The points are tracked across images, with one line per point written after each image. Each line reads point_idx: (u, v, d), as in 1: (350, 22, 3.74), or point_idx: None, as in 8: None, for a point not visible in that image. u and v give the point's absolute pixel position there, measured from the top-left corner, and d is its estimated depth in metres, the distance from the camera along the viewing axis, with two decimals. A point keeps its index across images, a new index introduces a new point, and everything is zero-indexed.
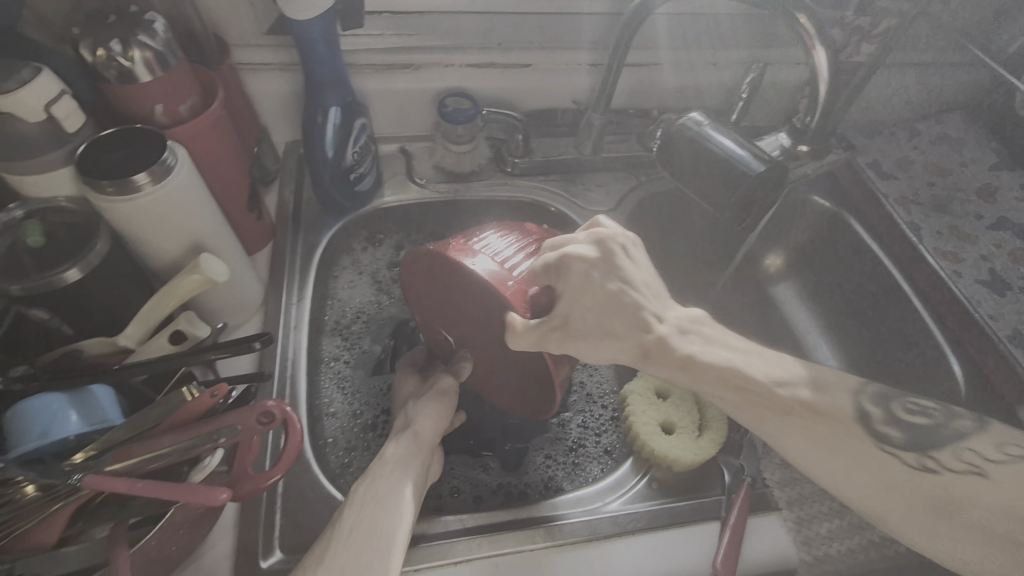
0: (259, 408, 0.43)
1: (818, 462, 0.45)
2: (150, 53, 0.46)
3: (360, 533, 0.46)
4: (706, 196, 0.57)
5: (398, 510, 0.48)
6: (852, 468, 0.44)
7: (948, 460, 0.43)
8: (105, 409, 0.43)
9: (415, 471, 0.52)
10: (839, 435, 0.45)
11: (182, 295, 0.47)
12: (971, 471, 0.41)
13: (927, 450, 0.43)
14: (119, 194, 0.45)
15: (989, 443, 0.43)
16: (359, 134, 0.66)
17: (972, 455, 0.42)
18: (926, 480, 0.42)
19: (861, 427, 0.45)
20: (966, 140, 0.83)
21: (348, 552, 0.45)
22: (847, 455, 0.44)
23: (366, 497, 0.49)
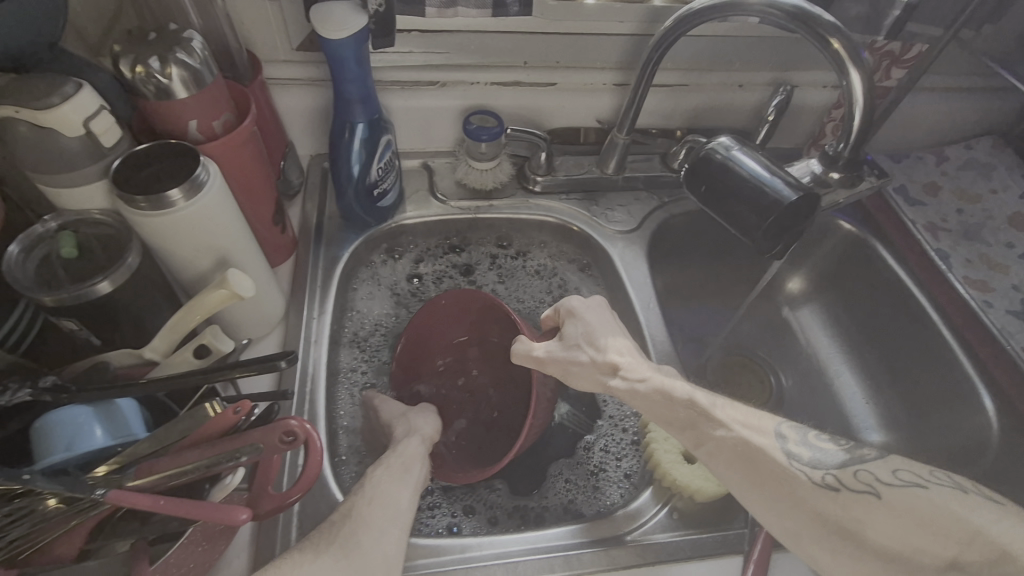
0: (281, 427, 0.43)
1: (739, 477, 0.46)
2: (188, 71, 0.47)
3: (378, 504, 0.48)
4: (735, 221, 0.56)
5: (408, 495, 0.50)
6: (772, 487, 0.45)
7: (847, 479, 0.45)
8: (129, 423, 0.43)
9: (420, 469, 0.54)
10: (759, 456, 0.46)
11: (207, 308, 0.47)
12: (866, 491, 0.43)
13: (830, 468, 0.45)
14: (152, 209, 0.46)
15: (887, 469, 0.45)
16: (384, 150, 0.66)
17: (867, 476, 0.45)
18: (832, 499, 0.44)
19: (778, 449, 0.47)
20: (996, 166, 0.81)
21: (369, 517, 0.47)
22: (763, 474, 0.46)
23: (381, 479, 0.51)
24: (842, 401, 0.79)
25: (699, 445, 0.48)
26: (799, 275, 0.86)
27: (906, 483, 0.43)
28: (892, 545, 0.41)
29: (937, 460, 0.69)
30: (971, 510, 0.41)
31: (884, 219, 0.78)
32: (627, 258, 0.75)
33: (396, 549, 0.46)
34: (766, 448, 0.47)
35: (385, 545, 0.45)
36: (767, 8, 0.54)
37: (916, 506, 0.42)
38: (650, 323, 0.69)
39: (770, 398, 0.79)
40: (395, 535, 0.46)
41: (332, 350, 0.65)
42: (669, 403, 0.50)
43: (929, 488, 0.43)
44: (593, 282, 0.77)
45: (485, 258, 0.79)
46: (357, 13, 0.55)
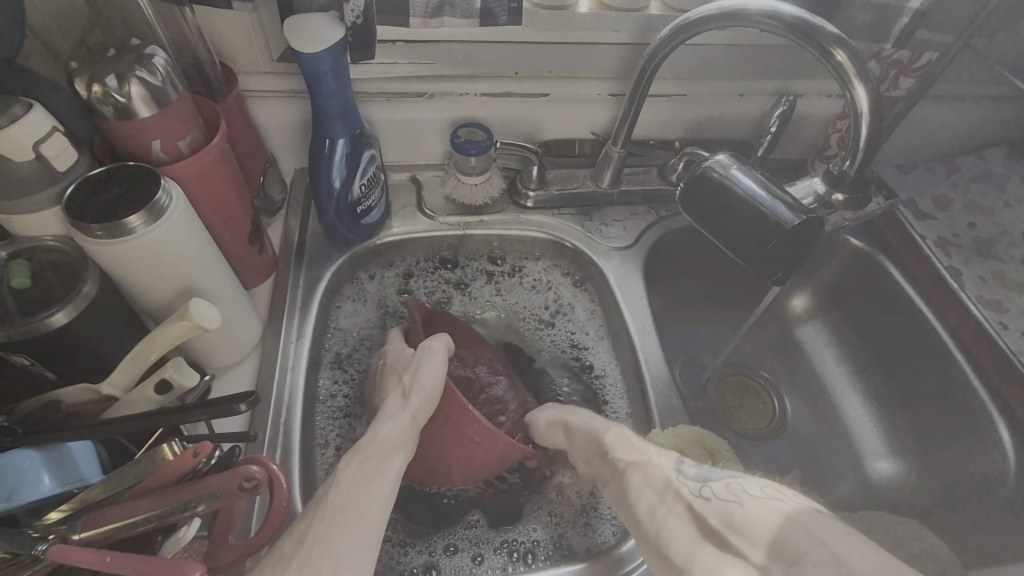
0: (241, 473, 0.39)
1: (636, 499, 0.47)
2: (148, 89, 0.44)
3: (343, 513, 0.44)
4: (735, 243, 0.53)
5: (384, 500, 0.47)
6: (660, 503, 0.45)
7: (721, 490, 0.44)
8: (82, 467, 0.40)
9: (401, 458, 0.50)
10: (650, 474, 0.48)
11: (170, 341, 0.44)
12: (732, 500, 0.43)
13: (708, 481, 0.45)
14: (109, 236, 0.43)
15: (755, 484, 0.44)
16: (367, 165, 0.63)
17: (738, 487, 0.44)
18: (704, 511, 0.43)
19: (669, 467, 0.47)
20: (1010, 178, 0.77)
21: (341, 525, 0.43)
22: (653, 492, 0.46)
23: (364, 474, 0.47)
24: (849, 426, 0.75)
25: (612, 472, 0.51)
26: (805, 292, 0.83)
27: (769, 496, 0.43)
28: (755, 552, 0.39)
29: (948, 492, 0.65)
30: (833, 533, 0.38)
31: (893, 235, 0.75)
32: (622, 276, 0.71)
33: (365, 557, 0.42)
34: (660, 468, 0.48)
35: (352, 557, 0.42)
36: (767, 18, 0.51)
37: (778, 523, 0.40)
38: (646, 346, 0.66)
39: (772, 422, 0.77)
40: (367, 546, 0.43)
41: (311, 373, 0.62)
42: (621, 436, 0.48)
43: (798, 507, 0.41)
44: (587, 299, 0.74)
45: (480, 274, 0.75)
46: (334, 25, 0.52)
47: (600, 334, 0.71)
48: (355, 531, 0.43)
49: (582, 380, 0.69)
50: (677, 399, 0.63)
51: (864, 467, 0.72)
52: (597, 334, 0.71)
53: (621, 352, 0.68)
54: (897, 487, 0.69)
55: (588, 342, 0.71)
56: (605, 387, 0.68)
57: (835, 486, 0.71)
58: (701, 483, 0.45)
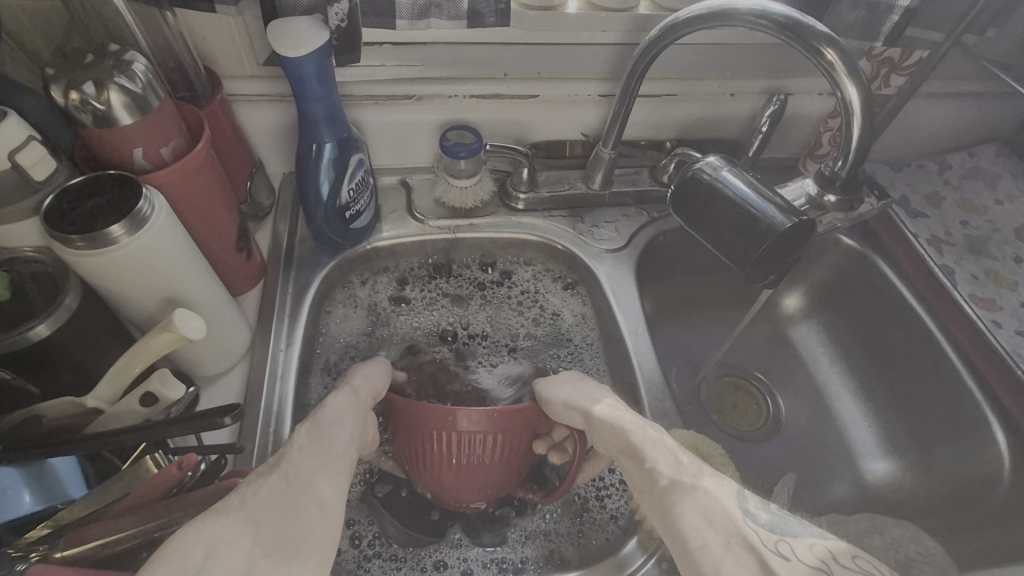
0: (226, 486, 0.41)
1: (686, 525, 0.39)
2: (129, 96, 0.43)
3: (295, 472, 0.39)
4: (727, 246, 0.52)
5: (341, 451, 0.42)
6: (725, 543, 0.38)
7: (801, 550, 0.39)
8: (66, 484, 0.40)
9: (352, 426, 0.46)
10: (709, 505, 0.40)
11: (154, 353, 0.44)
12: (818, 567, 0.38)
13: (784, 536, 0.40)
14: (89, 247, 0.42)
15: (844, 552, 0.40)
16: (355, 170, 0.63)
17: (824, 553, 0.39)
18: (783, 566, 0.37)
19: (733, 505, 0.41)
20: (1000, 175, 0.77)
21: (298, 473, 0.39)
22: (708, 522, 0.39)
23: (316, 435, 0.43)
24: (843, 426, 0.75)
25: (647, 486, 0.44)
26: (798, 292, 0.82)
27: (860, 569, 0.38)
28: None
29: (943, 492, 0.65)
30: None
31: (886, 235, 0.75)
32: (614, 278, 0.71)
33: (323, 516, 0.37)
34: (722, 503, 0.41)
35: (309, 514, 0.36)
36: (757, 18, 0.50)
37: None
38: (639, 349, 0.66)
39: (767, 423, 0.76)
40: (333, 489, 0.39)
41: (302, 379, 0.61)
42: (634, 437, 0.47)
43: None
44: (579, 302, 0.73)
45: (473, 284, 0.74)
46: (318, 29, 0.51)
47: (592, 338, 0.71)
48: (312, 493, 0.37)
49: None
50: (670, 402, 0.62)
51: (859, 468, 0.72)
52: (588, 338, 0.71)
53: (614, 355, 0.68)
54: (892, 487, 0.69)
55: (579, 346, 0.71)
56: None
57: (828, 486, 0.71)
58: (774, 536, 0.40)
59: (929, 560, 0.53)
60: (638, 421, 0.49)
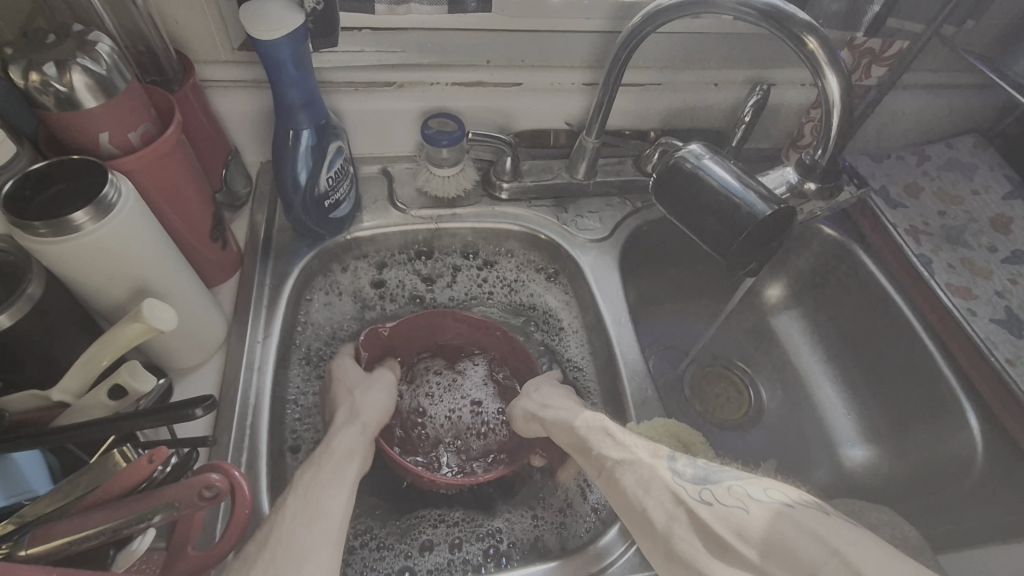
0: (200, 481, 0.37)
1: (629, 498, 0.45)
2: (93, 78, 0.42)
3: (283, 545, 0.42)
4: (708, 235, 0.52)
5: (346, 497, 0.47)
6: (659, 507, 0.43)
7: (722, 494, 0.42)
8: (28, 478, 0.38)
9: (359, 464, 0.51)
10: (645, 476, 0.45)
11: (123, 344, 0.42)
12: (737, 505, 0.41)
13: (708, 484, 0.44)
14: (53, 234, 0.40)
15: (757, 485, 0.43)
16: (334, 157, 0.61)
17: (740, 491, 0.43)
18: (704, 515, 0.41)
19: (664, 469, 0.45)
20: (977, 166, 0.78)
21: (295, 539, 0.43)
22: (646, 491, 0.44)
23: (310, 488, 0.47)
24: (823, 412, 0.76)
25: (598, 471, 0.48)
26: (779, 282, 0.83)
27: (775, 501, 0.41)
28: (751, 552, 0.38)
29: (918, 477, 0.67)
30: (835, 531, 0.38)
31: (865, 224, 0.76)
32: (598, 268, 0.71)
33: None
34: (652, 468, 0.45)
35: None
36: (738, 5, 0.50)
37: (783, 526, 0.39)
38: (621, 339, 0.66)
39: (749, 412, 0.77)
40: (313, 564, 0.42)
41: (280, 372, 0.60)
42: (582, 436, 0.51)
43: (795, 507, 0.40)
44: (561, 291, 0.73)
45: (451, 269, 0.74)
46: (293, 12, 0.50)
47: (576, 325, 0.71)
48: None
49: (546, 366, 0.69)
50: (653, 391, 0.62)
51: (837, 454, 0.73)
52: (573, 324, 0.71)
53: (597, 345, 0.68)
54: (870, 474, 0.71)
55: (563, 332, 0.71)
56: (579, 363, 0.69)
57: (808, 472, 0.72)
58: (699, 487, 0.43)
59: (903, 542, 0.53)
60: (580, 414, 0.53)
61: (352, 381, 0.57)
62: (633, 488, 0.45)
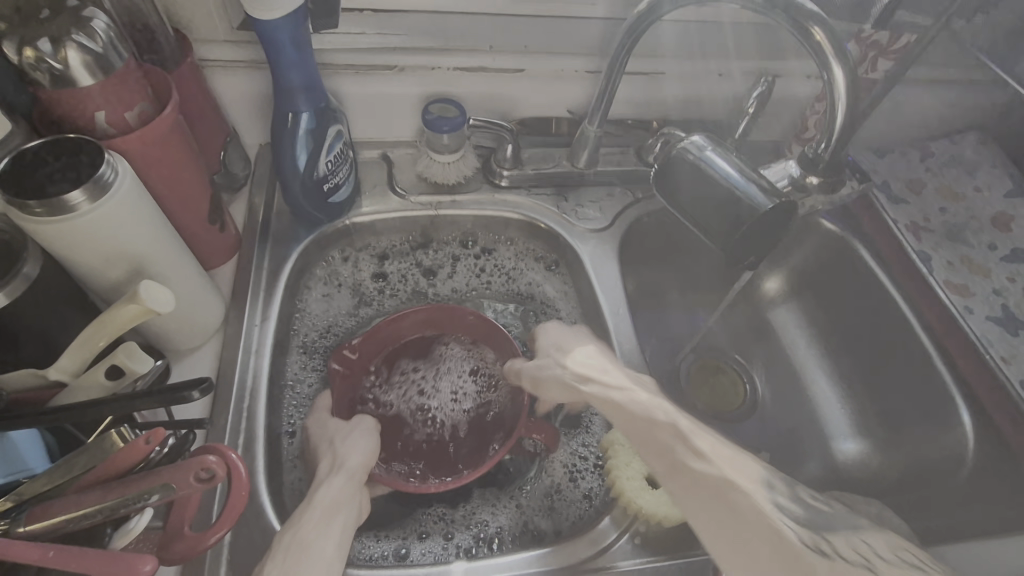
0: (197, 463, 0.38)
1: (722, 520, 0.42)
2: (89, 56, 0.41)
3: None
4: (708, 227, 0.52)
5: (326, 563, 0.43)
6: (756, 536, 0.41)
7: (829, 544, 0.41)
8: (25, 456, 0.39)
9: (346, 516, 0.47)
10: (739, 498, 0.42)
11: (120, 326, 0.42)
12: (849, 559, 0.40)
13: (815, 531, 0.42)
14: (49, 213, 0.40)
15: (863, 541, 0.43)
16: (333, 141, 0.61)
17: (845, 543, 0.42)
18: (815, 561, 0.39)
19: (763, 498, 0.43)
20: (981, 164, 0.78)
21: None
22: (743, 517, 0.42)
23: (293, 546, 0.44)
24: (818, 405, 0.77)
25: (672, 474, 0.45)
26: (778, 275, 0.83)
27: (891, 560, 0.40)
28: None
29: (909, 472, 0.67)
30: None
31: (865, 219, 0.75)
32: (597, 258, 0.71)
33: None
34: (748, 494, 0.43)
35: None
36: None
37: None
38: (619, 330, 0.66)
39: (744, 403, 0.77)
40: None
41: (278, 356, 0.60)
42: (650, 424, 0.48)
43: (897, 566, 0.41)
44: (560, 280, 0.73)
45: (450, 259, 0.74)
46: None
47: (575, 315, 0.71)
48: None
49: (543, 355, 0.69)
50: None
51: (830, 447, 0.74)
52: (571, 315, 0.71)
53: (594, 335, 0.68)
54: (861, 467, 0.71)
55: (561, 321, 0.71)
56: None
57: (801, 464, 0.72)
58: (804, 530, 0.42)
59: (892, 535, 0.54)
60: (642, 400, 0.50)
61: (333, 429, 0.54)
62: (728, 509, 0.42)
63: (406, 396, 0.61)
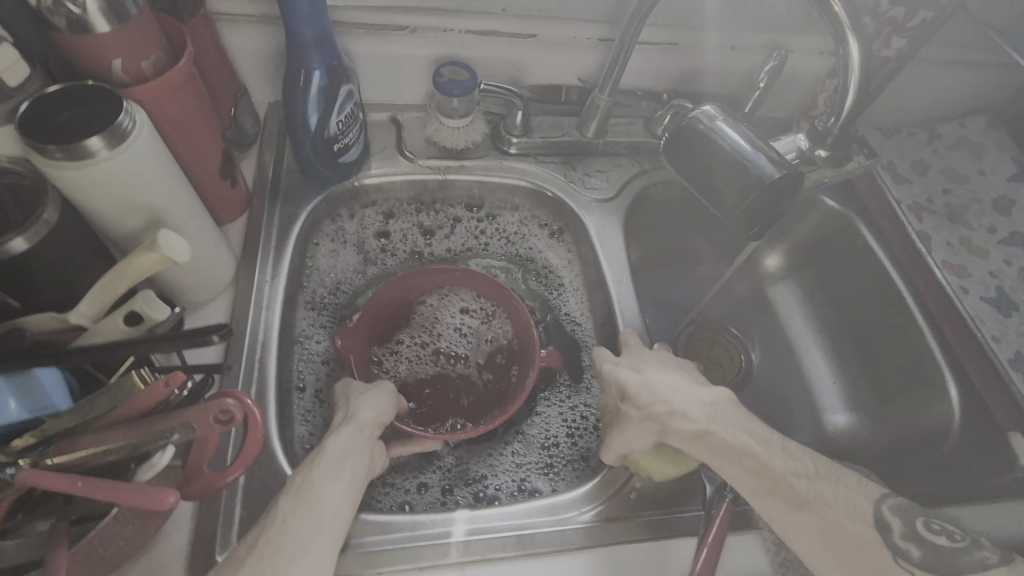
0: (216, 406, 0.39)
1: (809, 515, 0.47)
2: (106, 2, 0.41)
3: (297, 520, 0.43)
4: (715, 197, 0.53)
5: (337, 503, 0.45)
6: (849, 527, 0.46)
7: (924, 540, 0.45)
8: (50, 395, 0.40)
9: (358, 461, 0.48)
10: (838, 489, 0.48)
11: (138, 274, 0.43)
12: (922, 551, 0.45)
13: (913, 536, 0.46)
14: (69, 160, 0.40)
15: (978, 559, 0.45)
16: (344, 101, 0.61)
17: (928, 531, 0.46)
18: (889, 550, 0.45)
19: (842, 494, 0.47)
20: (986, 147, 0.78)
21: (289, 530, 0.42)
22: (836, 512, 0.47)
23: (302, 488, 0.45)
24: (810, 378, 0.79)
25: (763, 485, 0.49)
26: (779, 251, 0.84)
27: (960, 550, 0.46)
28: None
29: (896, 444, 0.70)
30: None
31: (869, 198, 0.76)
32: (602, 227, 0.71)
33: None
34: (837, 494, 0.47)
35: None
36: None
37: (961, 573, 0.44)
38: (621, 297, 0.67)
39: (739, 374, 0.79)
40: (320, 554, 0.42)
41: (287, 312, 0.62)
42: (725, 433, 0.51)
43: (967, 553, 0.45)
44: (564, 248, 0.74)
45: (451, 221, 0.74)
46: None
47: (577, 282, 0.73)
48: (282, 554, 0.41)
49: (542, 316, 0.71)
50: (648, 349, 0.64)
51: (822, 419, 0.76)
52: (574, 282, 0.73)
53: (597, 301, 0.70)
54: (849, 438, 0.74)
55: (563, 287, 0.73)
56: (577, 318, 0.71)
57: (791, 433, 0.75)
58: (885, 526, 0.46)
59: None
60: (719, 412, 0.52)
61: (352, 387, 0.55)
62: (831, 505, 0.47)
63: (414, 357, 0.63)
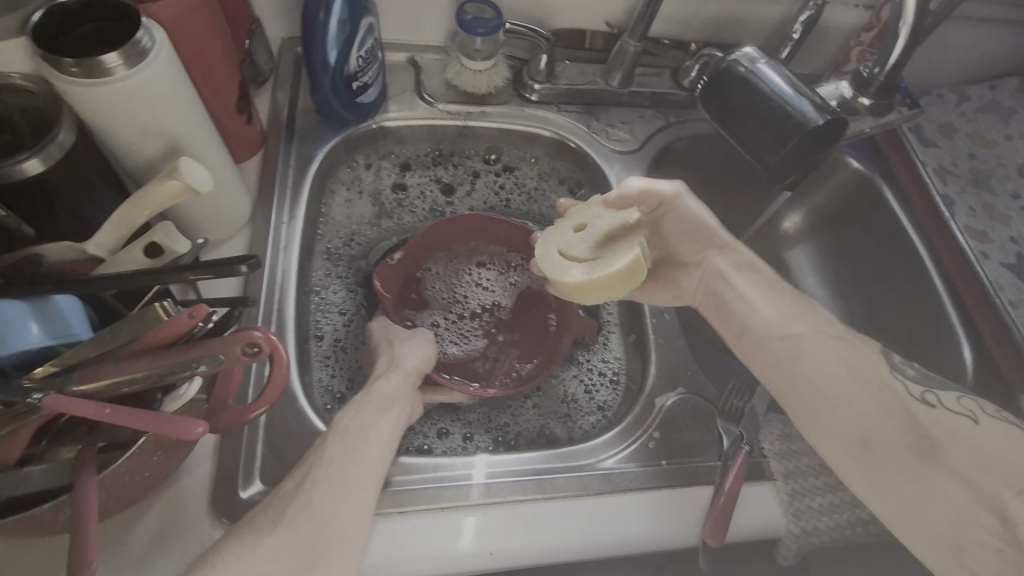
0: (243, 338, 0.38)
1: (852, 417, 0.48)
2: None
3: (343, 460, 0.43)
4: (751, 146, 0.52)
5: (380, 447, 0.46)
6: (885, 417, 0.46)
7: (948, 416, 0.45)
8: (72, 323, 0.39)
9: (399, 409, 0.49)
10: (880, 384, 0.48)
11: (158, 203, 0.42)
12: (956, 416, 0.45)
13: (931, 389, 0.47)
14: (86, 77, 0.39)
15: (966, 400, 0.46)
16: (365, 36, 0.58)
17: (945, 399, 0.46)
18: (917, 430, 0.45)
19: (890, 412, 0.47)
20: (1017, 112, 0.76)
21: (335, 471, 0.43)
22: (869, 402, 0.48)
23: (350, 429, 0.46)
24: None
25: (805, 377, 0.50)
26: (799, 213, 0.83)
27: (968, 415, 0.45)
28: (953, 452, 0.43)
29: None
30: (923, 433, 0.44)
31: (894, 159, 0.75)
32: (625, 181, 0.70)
33: (356, 516, 0.41)
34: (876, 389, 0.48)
35: (344, 517, 0.41)
36: None
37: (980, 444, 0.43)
38: None
39: None
40: (363, 497, 0.42)
41: (304, 258, 0.60)
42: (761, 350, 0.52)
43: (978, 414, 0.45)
44: (583, 203, 0.73)
45: (470, 176, 0.72)
46: None
47: None
48: (325, 491, 0.41)
49: None
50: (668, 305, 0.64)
51: None
52: None
53: None
54: None
55: None
56: None
57: None
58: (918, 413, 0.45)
59: None
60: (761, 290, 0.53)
61: (394, 332, 0.56)
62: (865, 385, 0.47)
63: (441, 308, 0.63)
